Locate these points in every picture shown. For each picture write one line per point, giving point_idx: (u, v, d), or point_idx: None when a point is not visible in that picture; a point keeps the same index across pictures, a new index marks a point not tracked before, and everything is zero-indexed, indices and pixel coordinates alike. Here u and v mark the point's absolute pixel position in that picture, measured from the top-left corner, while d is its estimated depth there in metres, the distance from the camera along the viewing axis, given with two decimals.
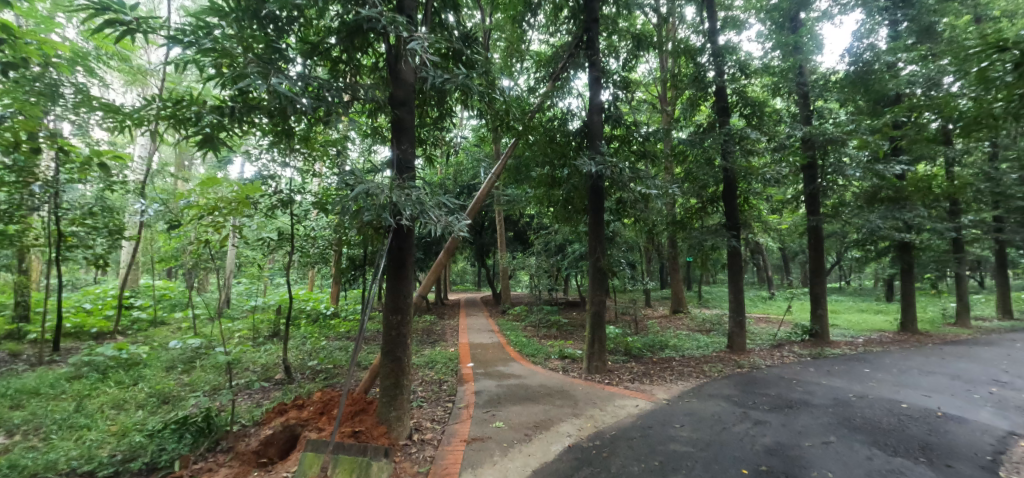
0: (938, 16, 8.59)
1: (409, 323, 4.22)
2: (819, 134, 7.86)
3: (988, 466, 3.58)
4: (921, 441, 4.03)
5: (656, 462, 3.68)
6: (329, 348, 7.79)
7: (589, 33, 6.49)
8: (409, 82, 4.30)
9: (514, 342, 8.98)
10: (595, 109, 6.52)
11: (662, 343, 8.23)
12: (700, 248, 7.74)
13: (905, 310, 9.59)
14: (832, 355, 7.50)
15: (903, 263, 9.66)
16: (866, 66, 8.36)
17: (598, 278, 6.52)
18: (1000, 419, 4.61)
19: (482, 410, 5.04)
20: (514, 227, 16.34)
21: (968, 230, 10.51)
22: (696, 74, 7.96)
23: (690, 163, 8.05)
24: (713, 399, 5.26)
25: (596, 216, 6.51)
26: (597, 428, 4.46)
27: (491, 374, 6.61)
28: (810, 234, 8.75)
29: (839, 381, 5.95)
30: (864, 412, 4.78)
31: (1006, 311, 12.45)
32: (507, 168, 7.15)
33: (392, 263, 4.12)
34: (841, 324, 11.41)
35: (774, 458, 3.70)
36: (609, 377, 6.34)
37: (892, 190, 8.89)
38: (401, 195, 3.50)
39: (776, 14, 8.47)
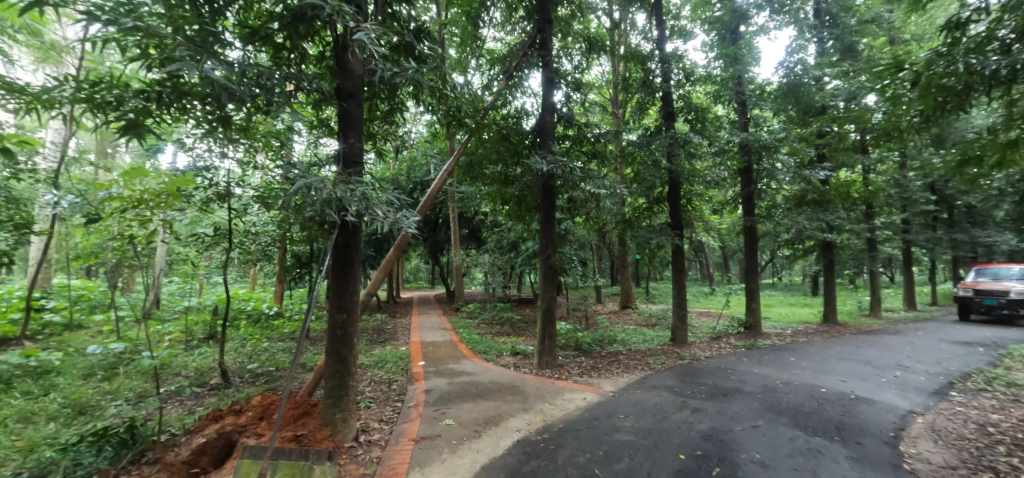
0: (859, 36, 9.43)
1: (355, 322, 4.11)
2: (754, 141, 8.43)
3: (892, 442, 4.01)
4: (837, 422, 4.43)
5: (600, 452, 3.80)
6: (271, 350, 7.44)
7: (543, 34, 6.60)
8: (357, 74, 4.21)
9: (467, 340, 8.95)
10: (548, 108, 6.61)
11: (611, 338, 8.51)
12: (647, 246, 8.10)
13: (828, 304, 10.48)
14: (763, 346, 8.06)
15: (826, 261, 10.55)
16: (796, 79, 9.03)
17: (549, 275, 6.62)
18: (901, 400, 5.16)
19: (432, 409, 4.99)
20: (468, 223, 16.25)
21: (881, 231, 11.59)
22: (645, 79, 8.18)
23: (639, 165, 8.33)
24: (655, 390, 5.50)
25: (548, 215, 6.64)
26: (546, 421, 4.55)
27: (442, 372, 6.57)
28: (747, 234, 9.34)
29: (769, 370, 6.40)
30: (790, 397, 5.19)
31: (909, 303, 13.96)
32: (460, 166, 7.12)
33: (337, 262, 3.98)
34: (772, 317, 12.30)
35: (709, 443, 3.93)
36: (559, 371, 6.47)
37: (818, 193, 9.67)
38: (345, 190, 3.37)
39: (718, 26, 9.05)
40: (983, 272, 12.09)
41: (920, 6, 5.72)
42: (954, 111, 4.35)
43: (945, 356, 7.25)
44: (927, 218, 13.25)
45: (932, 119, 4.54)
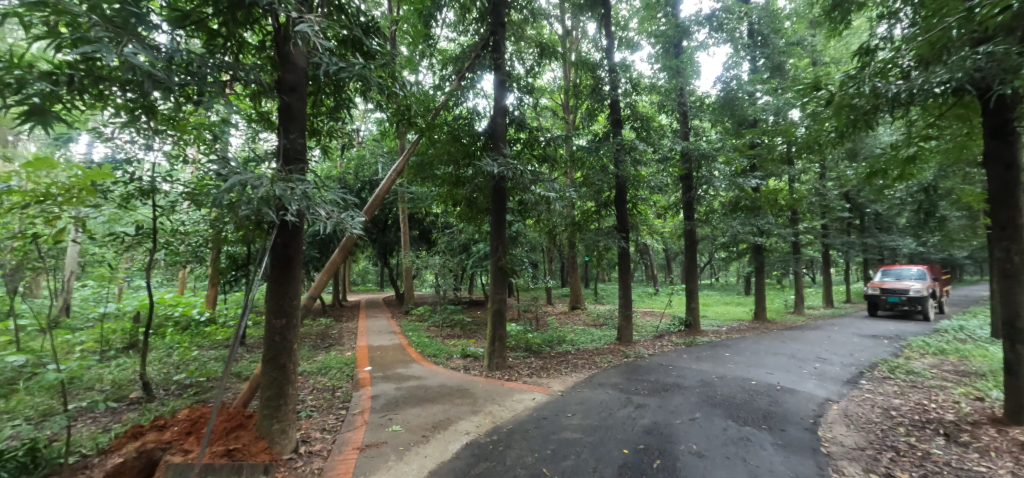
0: (786, 56, 10.26)
1: (295, 328, 3.90)
2: (694, 149, 8.95)
3: (811, 428, 4.39)
4: (765, 412, 4.78)
5: (547, 451, 3.86)
6: (202, 359, 6.93)
7: (495, 37, 6.66)
8: (300, 67, 4.04)
9: (416, 343, 8.78)
10: (499, 111, 6.66)
11: (560, 339, 8.69)
12: (595, 248, 8.34)
13: (759, 303, 11.29)
14: (701, 343, 8.55)
15: (757, 263, 11.36)
16: (732, 93, 9.60)
17: (499, 277, 6.65)
18: (819, 389, 5.66)
19: (378, 415, 4.85)
20: (419, 224, 15.99)
21: (804, 235, 12.67)
22: (594, 86, 8.43)
23: (588, 170, 8.49)
24: (601, 388, 5.67)
25: (499, 216, 6.67)
26: (495, 423, 4.56)
27: (390, 377, 6.39)
28: (687, 237, 9.88)
29: (706, 365, 6.79)
30: (724, 390, 5.54)
31: (827, 300, 15.36)
32: (410, 166, 7.00)
33: (276, 264, 3.77)
34: (710, 316, 13.08)
35: (650, 436, 4.11)
36: (509, 373, 6.51)
37: (750, 200, 10.40)
38: (285, 189, 3.20)
39: (662, 40, 9.51)
40: (888, 272, 13.54)
41: (837, 32, 6.33)
42: (864, 128, 4.86)
43: (857, 348, 8.03)
44: (843, 224, 14.63)
45: (846, 134, 5.05)
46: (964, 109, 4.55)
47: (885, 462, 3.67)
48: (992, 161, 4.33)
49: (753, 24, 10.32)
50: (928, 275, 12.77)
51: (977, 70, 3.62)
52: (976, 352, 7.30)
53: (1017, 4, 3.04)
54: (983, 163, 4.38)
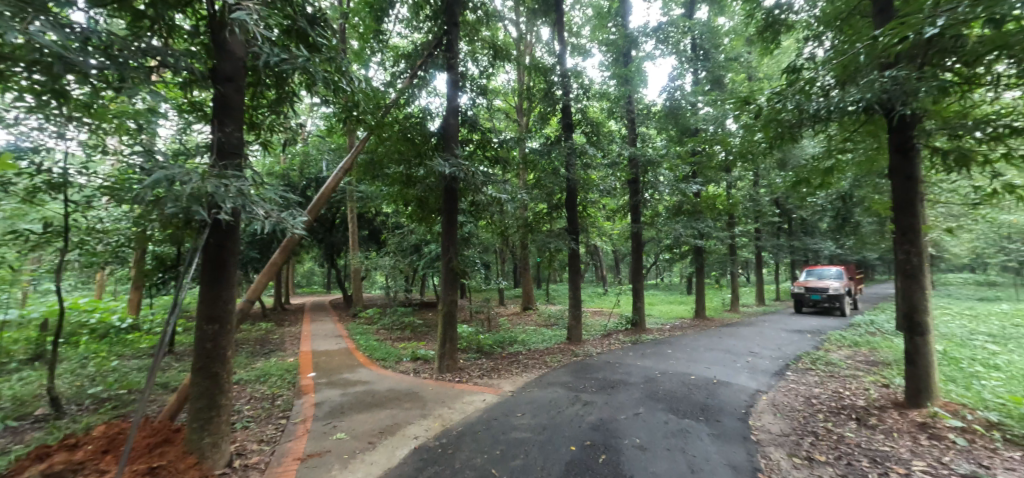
0: (725, 70, 10.94)
1: (229, 334, 3.66)
2: (640, 155, 9.33)
3: (743, 417, 4.71)
4: (702, 404, 5.07)
5: (497, 451, 3.88)
6: (123, 370, 6.33)
7: (448, 36, 6.63)
8: (238, 57, 3.80)
9: (364, 346, 8.51)
10: (452, 111, 6.62)
11: (511, 340, 8.75)
12: (546, 250, 8.48)
13: (699, 302, 11.96)
14: (646, 341, 8.91)
15: (698, 264, 12.02)
16: (676, 102, 10.29)
17: (450, 278, 6.59)
18: (751, 381, 6.09)
19: (322, 423, 4.66)
20: (369, 224, 15.53)
21: (739, 238, 13.55)
22: (546, 90, 8.56)
23: (539, 172, 8.61)
24: (551, 387, 5.77)
25: (450, 217, 6.61)
26: (445, 426, 4.51)
27: (335, 383, 6.15)
28: (633, 240, 10.27)
29: (650, 362, 7.09)
30: (666, 385, 5.81)
31: (759, 299, 16.52)
32: (358, 164, 6.79)
33: (207, 266, 3.51)
34: (655, 315, 13.66)
35: (597, 432, 4.24)
36: (459, 375, 6.47)
37: (691, 204, 10.98)
38: (219, 186, 3.00)
39: (612, 48, 9.84)
40: (812, 273, 14.78)
41: (768, 51, 6.84)
42: (790, 140, 5.28)
43: (784, 342, 8.70)
44: (773, 227, 15.83)
45: (774, 145, 5.47)
46: (874, 126, 5.05)
47: (806, 446, 4.01)
48: (897, 173, 4.85)
49: (696, 39, 10.96)
50: (844, 275, 14.09)
51: (884, 92, 4.01)
52: (882, 344, 8.15)
53: (914, 35, 3.42)
54: (889, 175, 4.88)
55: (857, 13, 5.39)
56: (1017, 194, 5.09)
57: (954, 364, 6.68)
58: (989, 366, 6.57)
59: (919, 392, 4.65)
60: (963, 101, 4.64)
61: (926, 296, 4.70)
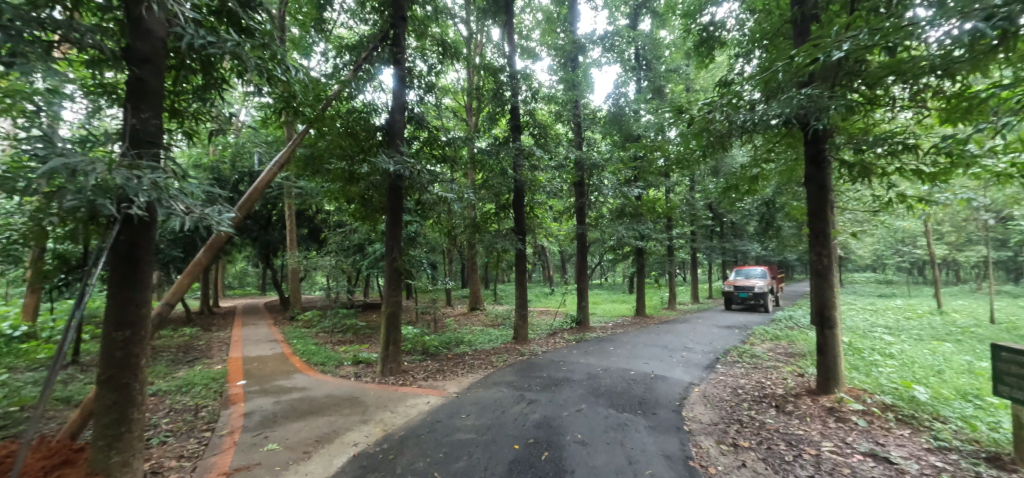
0: (665, 81, 11.54)
1: (143, 340, 3.33)
2: (586, 159, 9.60)
3: (677, 409, 4.99)
4: (640, 398, 5.31)
5: (440, 454, 3.84)
6: (13, 384, 5.55)
7: (395, 30, 6.48)
8: (158, 37, 3.46)
9: (302, 351, 8.08)
10: (398, 107, 6.47)
11: (457, 340, 8.68)
12: (493, 250, 8.51)
13: (639, 301, 12.51)
14: (590, 339, 9.18)
15: (639, 264, 12.57)
16: (620, 108, 10.66)
17: (394, 279, 6.42)
18: (684, 374, 6.46)
19: (251, 434, 4.36)
20: (309, 222, 14.79)
21: (677, 240, 14.32)
22: (495, 90, 8.57)
23: (487, 173, 8.61)
24: (496, 386, 5.79)
25: (394, 216, 6.45)
26: (386, 431, 4.39)
27: (267, 390, 5.79)
28: (579, 241, 10.55)
29: (592, 359, 7.32)
30: (607, 381, 6.02)
31: (694, 297, 17.58)
32: (296, 158, 6.44)
33: (117, 266, 3.16)
34: (599, 313, 14.12)
35: (540, 430, 4.31)
36: (403, 377, 6.32)
37: (633, 208, 11.46)
38: (131, 178, 2.72)
39: (560, 53, 10.07)
40: (740, 272, 15.95)
41: (703, 64, 7.29)
42: (719, 148, 5.67)
43: (714, 337, 9.32)
44: (707, 230, 16.91)
45: (706, 153, 5.84)
46: (793, 139, 5.53)
47: (731, 434, 4.32)
48: (811, 182, 5.35)
49: (639, 49, 11.46)
50: (767, 275, 15.34)
51: (800, 108, 4.39)
52: (799, 337, 8.96)
53: (824, 57, 3.77)
54: (805, 183, 5.37)
55: (780, 34, 5.87)
56: (906, 203, 5.80)
57: (857, 354, 7.48)
58: (884, 355, 7.44)
59: (828, 380, 5.16)
60: (866, 119, 5.21)
61: (834, 292, 5.22)
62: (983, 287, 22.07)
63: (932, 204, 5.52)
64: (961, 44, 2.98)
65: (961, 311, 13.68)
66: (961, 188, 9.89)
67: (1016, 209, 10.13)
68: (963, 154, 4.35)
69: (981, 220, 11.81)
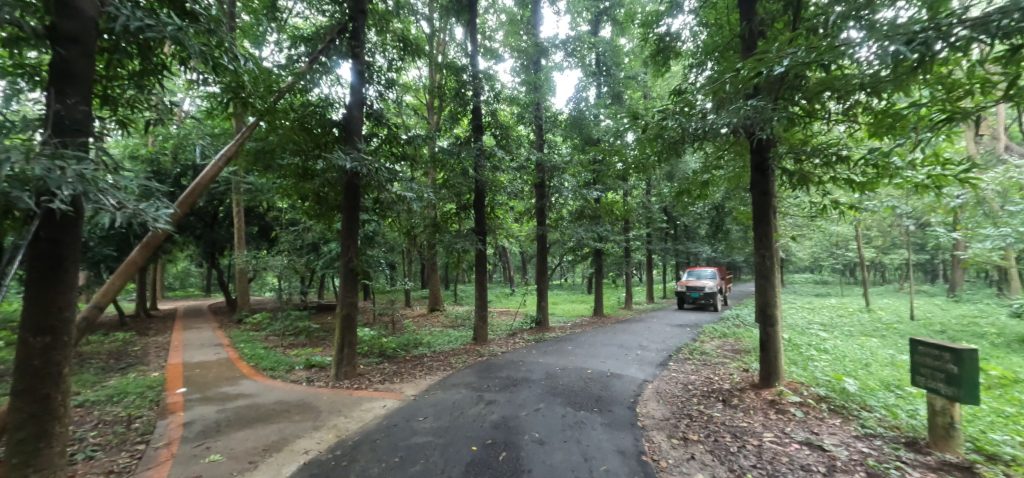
0: (624, 87, 11.89)
1: (65, 347, 3.05)
2: (547, 161, 9.73)
3: (631, 406, 5.15)
4: (596, 396, 5.44)
5: (395, 458, 3.76)
6: None
7: (355, 23, 6.29)
8: (87, 15, 3.16)
9: (249, 355, 7.68)
10: (356, 102, 6.29)
11: (416, 342, 8.54)
12: (453, 251, 8.44)
13: (597, 301, 12.81)
14: (549, 339, 9.29)
15: (597, 265, 12.86)
16: (581, 113, 10.94)
17: (350, 279, 6.23)
18: (638, 372, 6.67)
19: (191, 445, 4.10)
20: (260, 219, 14.10)
21: (634, 241, 14.78)
22: (457, 90, 8.52)
23: (448, 173, 8.52)
24: (454, 388, 5.75)
25: (351, 215, 6.27)
26: (339, 437, 4.25)
27: (210, 398, 5.45)
28: (539, 241, 10.65)
29: (551, 358, 7.41)
30: (565, 380, 6.13)
31: (649, 297, 18.21)
32: (244, 152, 6.11)
33: (34, 266, 2.87)
34: (558, 313, 14.32)
35: (498, 430, 4.31)
36: (358, 381, 6.14)
37: (592, 210, 11.72)
38: (52, 169, 2.48)
39: (523, 55, 10.14)
40: (692, 273, 16.67)
41: (659, 73, 7.57)
42: (672, 154, 5.90)
43: (667, 336, 9.68)
44: (662, 233, 17.57)
45: (660, 159, 6.08)
46: (740, 147, 5.84)
47: (682, 428, 4.51)
48: (755, 188, 5.66)
49: (600, 55, 11.74)
50: (717, 276, 16.13)
51: (746, 118, 4.65)
52: (744, 334, 9.48)
53: (767, 70, 4.01)
54: (751, 189, 5.69)
55: (729, 47, 6.19)
56: (839, 209, 6.27)
57: (796, 349, 8.02)
58: (819, 350, 8.02)
59: (769, 375, 5.49)
60: (805, 131, 5.59)
61: (775, 292, 5.56)
62: (905, 287, 24.23)
63: (860, 210, 6.01)
64: (886, 65, 3.26)
65: (886, 308, 14.94)
66: (886, 197, 10.82)
67: (931, 217, 11.21)
68: (887, 166, 4.76)
69: (904, 226, 12.97)
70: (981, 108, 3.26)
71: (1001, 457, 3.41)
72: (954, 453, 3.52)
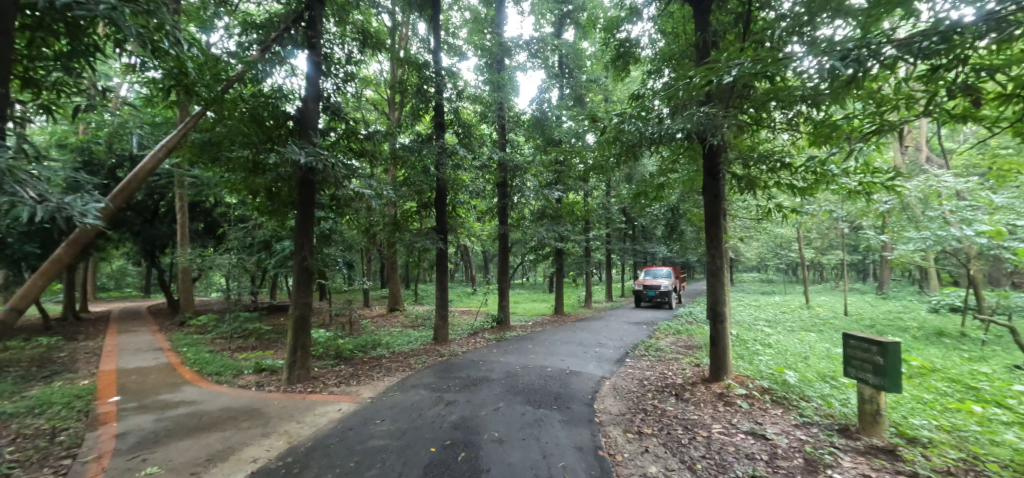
0: (585, 90, 12.12)
1: None
2: (509, 160, 9.75)
3: (589, 402, 5.27)
4: (555, 393, 5.53)
5: (351, 463, 3.66)
6: None
7: (311, 12, 6.06)
8: None
9: (193, 360, 7.23)
10: (312, 95, 6.06)
11: (374, 343, 8.34)
12: (413, 249, 8.30)
13: (558, 300, 12.99)
14: (510, 338, 9.33)
15: (558, 264, 13.04)
16: (543, 114, 11.04)
17: (304, 278, 6.00)
18: (596, 369, 6.83)
19: (126, 458, 3.80)
20: (206, 215, 13.29)
21: (593, 241, 15.09)
22: (420, 86, 8.38)
23: (408, 170, 8.37)
24: (413, 389, 5.66)
25: (305, 212, 6.04)
26: (291, 443, 4.09)
27: (147, 407, 5.09)
28: (501, 241, 10.67)
29: (512, 357, 7.45)
30: (524, 378, 6.18)
31: (608, 296, 18.66)
32: (188, 143, 5.74)
33: None
34: (520, 312, 14.40)
35: (457, 431, 4.29)
36: (312, 384, 5.93)
37: (553, 210, 11.86)
38: None
39: (487, 54, 10.11)
40: (648, 272, 17.22)
41: (618, 77, 7.76)
42: (630, 157, 6.06)
43: (624, 333, 9.96)
44: (620, 233, 18.05)
45: (618, 161, 6.24)
46: (694, 152, 6.08)
47: (637, 422, 4.66)
48: (707, 191, 5.92)
49: (562, 57, 11.89)
50: (672, 275, 16.75)
51: (700, 124, 4.85)
52: (696, 331, 9.90)
53: (717, 79, 4.19)
54: (703, 192, 5.93)
55: (684, 56, 6.43)
56: (782, 213, 6.68)
57: (743, 344, 8.47)
58: (764, 345, 8.50)
59: (718, 369, 5.77)
60: (753, 138, 5.89)
61: (724, 291, 5.84)
62: (840, 285, 26.15)
63: (800, 214, 6.41)
64: (824, 78, 3.50)
65: (823, 305, 16.05)
66: (825, 201, 11.64)
67: (863, 220, 12.14)
68: (825, 173, 5.11)
69: (839, 229, 13.99)
70: (905, 122, 3.57)
71: (919, 440, 3.76)
72: (880, 438, 3.84)
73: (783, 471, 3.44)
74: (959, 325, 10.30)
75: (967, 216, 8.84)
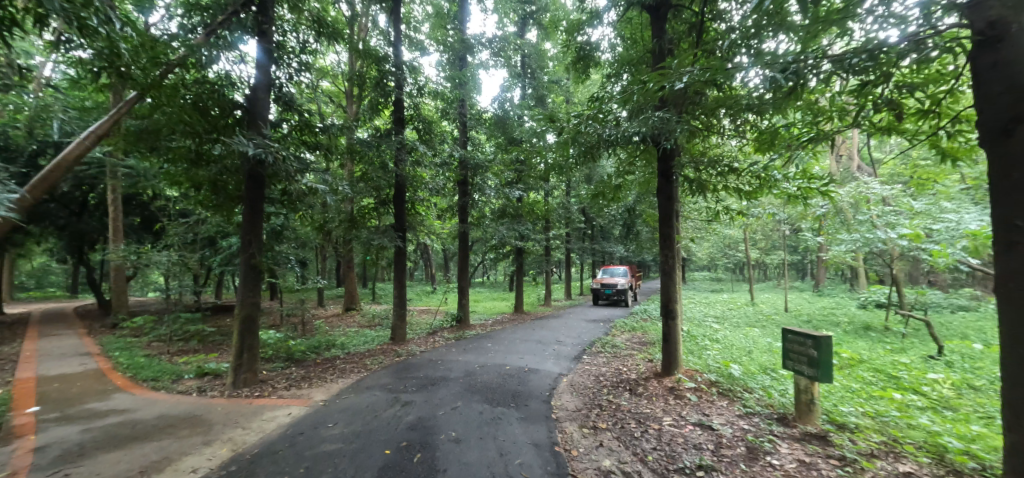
0: (547, 91, 12.23)
1: None
2: (470, 158, 9.69)
3: (546, 399, 5.35)
4: (513, 391, 5.57)
5: (300, 469, 3.53)
6: None
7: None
8: None
9: (126, 365, 6.70)
10: (262, 83, 5.80)
11: (328, 344, 8.05)
12: (370, 247, 8.07)
13: (518, 299, 13.07)
14: (469, 337, 9.28)
15: (518, 263, 13.10)
16: (505, 113, 11.05)
17: (251, 277, 5.70)
18: (554, 366, 6.93)
19: (44, 474, 3.48)
20: (143, 208, 12.35)
21: (554, 241, 15.28)
22: (379, 79, 8.17)
23: (366, 165, 8.14)
24: (368, 390, 5.52)
25: (254, 207, 5.75)
26: (236, 451, 3.88)
27: (71, 417, 4.67)
28: (461, 239, 10.58)
29: (471, 356, 7.42)
30: (483, 377, 6.18)
31: (568, 295, 18.95)
32: (122, 131, 5.33)
33: None
34: (480, 311, 14.34)
35: (413, 432, 4.23)
36: (260, 388, 5.66)
37: (514, 209, 11.90)
38: None
39: (449, 50, 9.98)
40: (606, 271, 17.62)
41: (578, 79, 7.88)
42: (588, 157, 6.19)
43: (582, 331, 10.14)
44: (580, 233, 18.38)
45: (576, 162, 6.35)
46: (649, 155, 6.28)
47: (593, 417, 4.78)
48: (661, 194, 6.12)
49: (525, 57, 11.95)
50: (628, 274, 17.23)
51: (655, 128, 5.02)
52: (650, 328, 10.24)
53: (670, 86, 4.36)
54: (657, 194, 6.13)
55: (640, 62, 6.64)
56: (729, 215, 7.04)
57: (693, 340, 8.85)
58: (712, 340, 8.92)
59: (669, 365, 6.00)
60: (704, 143, 6.16)
61: (675, 289, 6.08)
62: (782, 284, 27.91)
63: (746, 216, 6.78)
64: (767, 89, 3.73)
65: (766, 302, 17.06)
66: (768, 204, 12.38)
67: (803, 223, 13.02)
68: (768, 178, 5.44)
69: (782, 231, 14.93)
70: (837, 132, 3.86)
71: (847, 426, 4.08)
72: (814, 425, 4.14)
73: (727, 460, 3.64)
74: (883, 319, 11.27)
75: (891, 220, 9.67)
